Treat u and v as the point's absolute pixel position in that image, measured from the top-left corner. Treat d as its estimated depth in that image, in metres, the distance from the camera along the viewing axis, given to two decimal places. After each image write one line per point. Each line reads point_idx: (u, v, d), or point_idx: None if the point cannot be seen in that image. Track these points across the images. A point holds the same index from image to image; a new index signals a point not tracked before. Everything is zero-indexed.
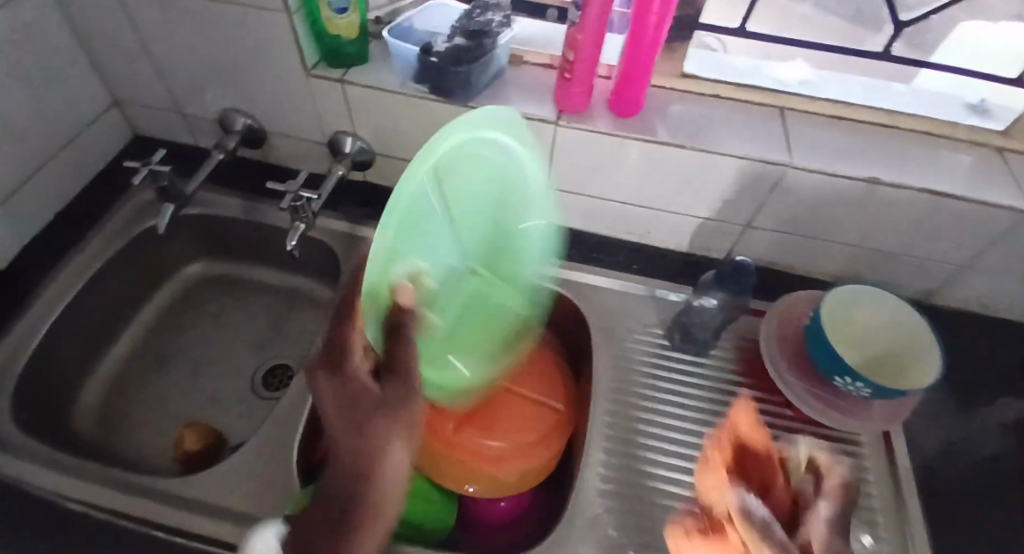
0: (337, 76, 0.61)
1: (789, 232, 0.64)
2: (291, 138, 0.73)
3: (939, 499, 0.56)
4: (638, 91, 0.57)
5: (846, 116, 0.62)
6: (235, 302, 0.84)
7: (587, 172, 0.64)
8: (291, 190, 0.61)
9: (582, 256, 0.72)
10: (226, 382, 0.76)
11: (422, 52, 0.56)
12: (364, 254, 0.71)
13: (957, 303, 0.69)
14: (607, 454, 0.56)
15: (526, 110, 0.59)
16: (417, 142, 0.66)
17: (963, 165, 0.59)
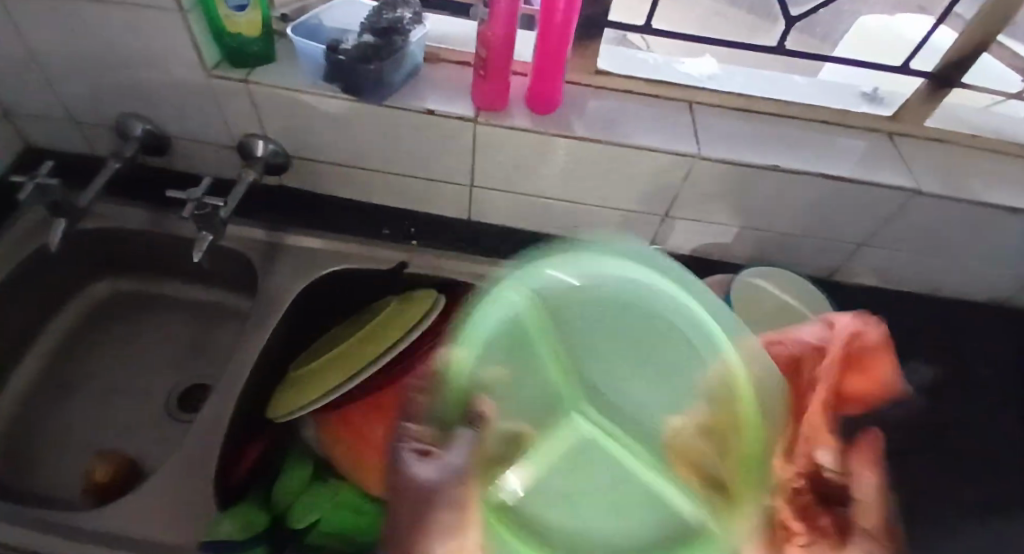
0: (241, 77, 0.58)
1: (704, 220, 0.67)
2: (197, 144, 0.68)
3: None
4: (555, 88, 0.58)
5: (750, 108, 0.65)
6: (149, 321, 0.78)
7: (510, 169, 0.64)
8: (191, 197, 0.57)
9: (511, 252, 0.72)
10: (143, 408, 0.71)
11: (329, 50, 0.54)
12: (287, 262, 0.68)
13: (856, 279, 0.75)
14: None
15: (444, 108, 0.58)
16: (333, 143, 0.64)
17: (851, 150, 0.63)
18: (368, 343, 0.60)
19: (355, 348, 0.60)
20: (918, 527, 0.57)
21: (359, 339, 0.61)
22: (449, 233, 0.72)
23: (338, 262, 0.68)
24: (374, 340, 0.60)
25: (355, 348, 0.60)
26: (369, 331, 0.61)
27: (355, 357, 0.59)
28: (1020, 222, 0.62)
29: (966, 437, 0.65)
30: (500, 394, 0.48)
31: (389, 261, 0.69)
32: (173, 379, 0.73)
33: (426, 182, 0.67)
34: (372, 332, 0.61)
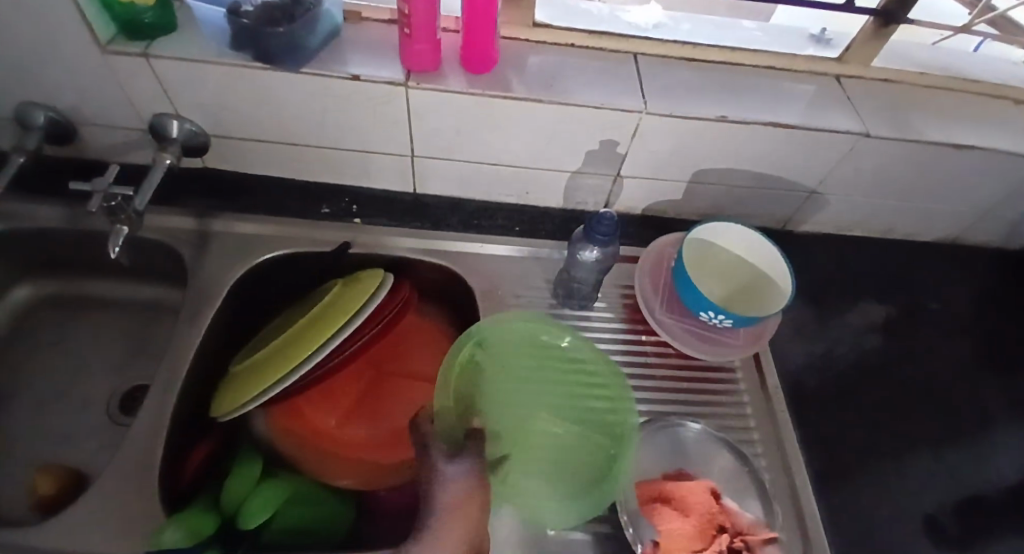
0: (139, 51, 0.52)
1: (656, 177, 0.65)
2: (105, 129, 0.62)
3: (808, 409, 0.61)
4: (488, 46, 0.54)
5: (694, 57, 0.63)
6: (80, 324, 0.73)
7: (449, 135, 0.60)
8: (98, 190, 0.51)
9: (462, 224, 0.69)
10: (83, 415, 0.67)
11: (230, 13, 0.49)
12: (220, 250, 0.63)
13: (811, 228, 0.75)
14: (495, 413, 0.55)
15: (371, 73, 0.54)
16: (254, 118, 0.58)
17: (798, 96, 0.62)
18: (314, 330, 0.56)
19: (300, 337, 0.56)
20: (874, 465, 0.58)
21: (305, 328, 0.57)
22: (392, 208, 0.68)
23: (277, 246, 0.64)
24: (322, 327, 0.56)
25: (303, 337, 0.56)
26: (315, 318, 0.57)
27: (301, 347, 0.54)
28: (963, 159, 0.62)
29: (917, 373, 0.67)
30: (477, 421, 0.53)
31: (332, 242, 0.65)
32: (112, 382, 0.69)
33: (361, 155, 0.63)
34: (319, 317, 0.57)
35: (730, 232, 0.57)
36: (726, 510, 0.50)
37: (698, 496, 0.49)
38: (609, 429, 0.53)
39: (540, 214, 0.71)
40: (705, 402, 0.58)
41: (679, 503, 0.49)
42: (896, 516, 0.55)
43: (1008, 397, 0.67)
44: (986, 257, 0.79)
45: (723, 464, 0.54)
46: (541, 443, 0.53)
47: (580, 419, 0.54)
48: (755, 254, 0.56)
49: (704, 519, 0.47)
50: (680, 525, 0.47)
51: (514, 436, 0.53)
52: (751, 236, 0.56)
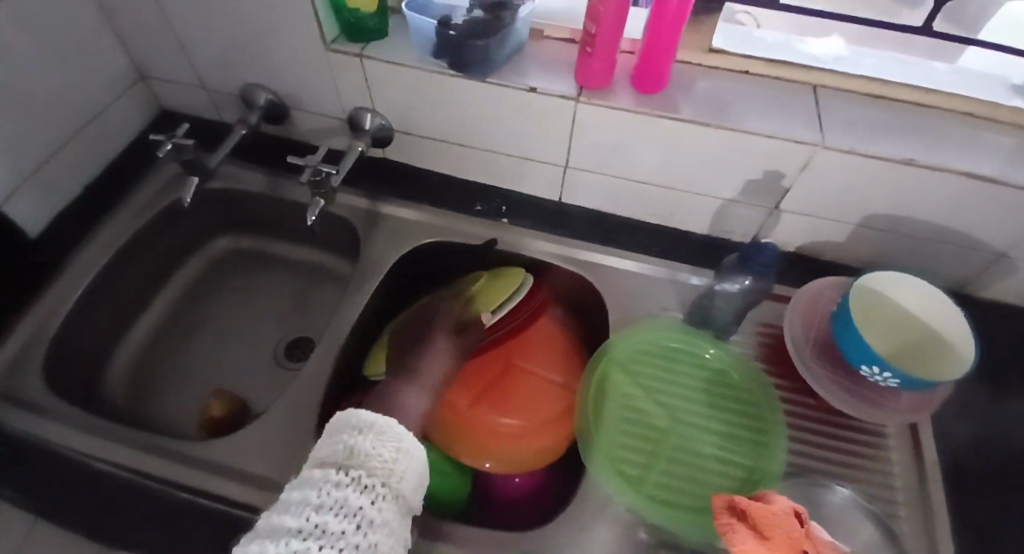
0: (355, 51, 0.61)
1: (819, 215, 0.62)
2: (310, 114, 0.73)
3: (970, 495, 0.54)
4: (663, 66, 0.55)
5: (883, 94, 0.59)
6: (257, 277, 0.85)
7: (608, 150, 0.62)
8: (311, 163, 0.62)
9: (603, 238, 0.71)
10: (250, 353, 0.78)
11: (440, 25, 0.55)
12: (384, 230, 0.71)
13: (997, 295, 0.66)
14: (620, 424, 0.56)
15: (547, 86, 0.57)
16: (435, 117, 0.65)
17: (1001, 147, 0.56)
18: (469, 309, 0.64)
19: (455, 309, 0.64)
20: None
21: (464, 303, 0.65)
22: (537, 212, 0.72)
23: (431, 233, 0.70)
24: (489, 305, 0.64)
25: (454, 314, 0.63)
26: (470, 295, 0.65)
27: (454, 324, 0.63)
28: None
29: None
30: (625, 416, 0.57)
31: (481, 239, 0.70)
32: (275, 330, 0.80)
33: (521, 161, 0.67)
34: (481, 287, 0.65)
35: (925, 290, 0.52)
36: (813, 537, 0.41)
37: (778, 514, 0.41)
38: (751, 440, 0.55)
39: (680, 237, 0.70)
40: (845, 463, 0.54)
41: (756, 523, 0.40)
42: None
43: None
44: None
45: (861, 533, 0.49)
46: (687, 446, 0.55)
47: (724, 427, 0.56)
48: (934, 309, 0.52)
49: (789, 546, 0.39)
50: (755, 547, 0.39)
51: (656, 434, 0.56)
52: (930, 290, 0.52)
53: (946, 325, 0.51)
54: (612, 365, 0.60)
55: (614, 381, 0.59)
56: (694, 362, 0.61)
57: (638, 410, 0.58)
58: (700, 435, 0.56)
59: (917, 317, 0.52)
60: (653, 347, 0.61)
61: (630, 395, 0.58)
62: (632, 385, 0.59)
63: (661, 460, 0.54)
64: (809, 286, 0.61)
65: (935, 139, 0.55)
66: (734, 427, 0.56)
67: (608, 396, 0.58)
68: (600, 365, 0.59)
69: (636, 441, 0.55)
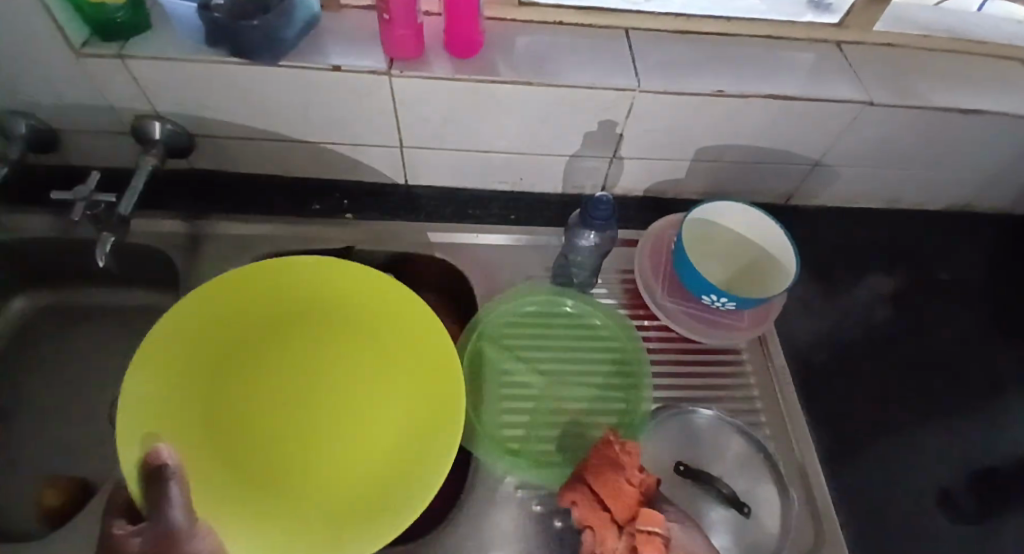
0: (113, 52, 0.50)
1: (656, 155, 0.63)
2: (88, 134, 0.61)
3: (812, 388, 0.62)
4: (473, 28, 0.52)
5: (690, 31, 0.60)
6: (82, 334, 0.72)
7: (438, 124, 0.58)
8: (79, 198, 0.53)
9: (457, 215, 0.68)
10: (86, 423, 0.66)
11: (199, 7, 0.47)
12: (214, 251, 0.63)
13: (817, 201, 0.73)
14: (507, 404, 0.56)
15: (352, 63, 0.51)
16: (237, 114, 0.57)
17: (797, 62, 0.59)
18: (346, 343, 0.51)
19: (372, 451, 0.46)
20: (876, 441, 0.59)
21: (429, 430, 0.46)
22: (386, 200, 0.67)
23: (268, 246, 0.63)
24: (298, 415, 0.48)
25: (390, 372, 0.49)
26: (262, 296, 0.51)
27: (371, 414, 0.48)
28: (966, 123, 0.61)
29: (918, 345, 0.67)
30: (513, 390, 0.57)
31: (331, 241, 0.64)
32: (113, 389, 0.69)
33: (351, 149, 0.62)
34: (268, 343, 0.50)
35: (765, 225, 0.55)
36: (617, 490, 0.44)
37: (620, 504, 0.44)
38: (619, 386, 0.57)
39: (536, 200, 0.69)
40: (713, 386, 0.59)
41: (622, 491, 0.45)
42: (906, 494, 0.57)
43: (1014, 367, 0.67)
44: (996, 223, 0.78)
45: (732, 446, 0.54)
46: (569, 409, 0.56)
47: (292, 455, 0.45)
48: (746, 219, 0.56)
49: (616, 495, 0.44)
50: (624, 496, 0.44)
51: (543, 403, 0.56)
52: (740, 204, 0.55)
53: (761, 233, 0.56)
54: (485, 340, 0.59)
55: (490, 363, 0.58)
56: (565, 320, 0.61)
57: (514, 382, 0.57)
58: (577, 391, 0.57)
59: (729, 234, 0.57)
60: (528, 313, 0.61)
61: (506, 372, 0.57)
62: (508, 363, 0.58)
63: (529, 419, 0.55)
64: (657, 227, 0.64)
65: (739, 65, 0.58)
66: (599, 372, 0.58)
67: (484, 373, 0.57)
68: (471, 339, 0.58)
69: (514, 409, 0.55)
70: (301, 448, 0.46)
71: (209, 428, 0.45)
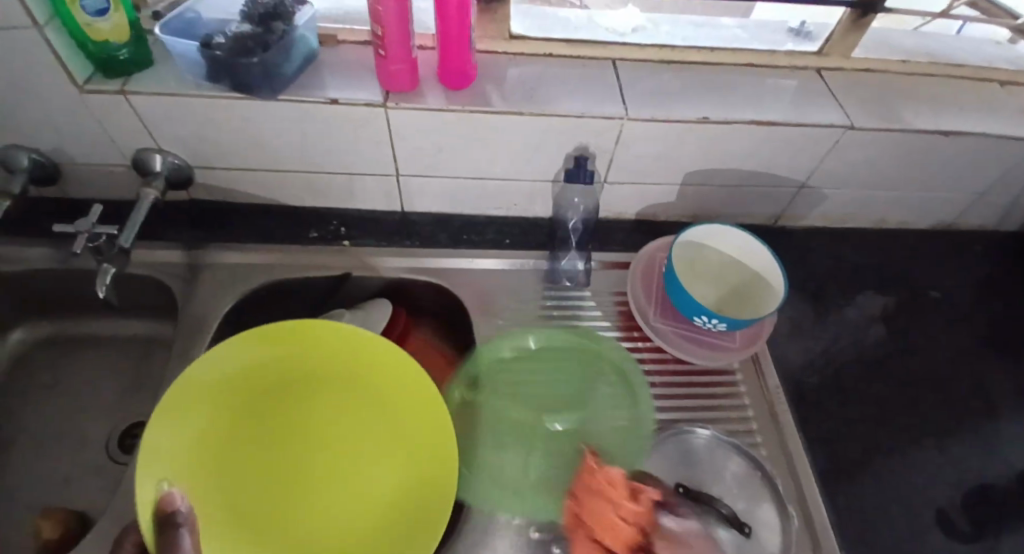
0: (116, 89, 0.52)
1: (646, 179, 0.65)
2: (89, 167, 0.62)
3: (805, 406, 0.62)
4: (466, 61, 0.54)
5: (676, 60, 0.62)
6: (80, 363, 0.72)
7: (433, 153, 0.60)
8: (82, 231, 0.53)
9: (452, 240, 0.69)
10: (81, 452, 0.66)
11: (203, 46, 0.49)
12: (212, 280, 0.63)
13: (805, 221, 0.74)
14: (492, 414, 0.57)
15: (349, 96, 0.53)
16: (237, 146, 0.58)
17: (781, 88, 0.61)
18: (342, 394, 0.52)
19: (382, 493, 0.48)
20: (871, 459, 0.60)
21: (428, 475, 0.48)
22: (382, 226, 0.69)
23: (265, 274, 0.64)
24: (316, 462, 0.50)
25: (389, 417, 0.51)
26: (267, 354, 0.52)
27: (372, 461, 0.50)
28: (947, 145, 0.62)
29: (909, 362, 0.68)
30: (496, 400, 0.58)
31: (328, 269, 0.65)
32: (109, 418, 0.69)
33: (348, 178, 0.63)
34: (279, 393, 0.52)
35: (752, 244, 0.56)
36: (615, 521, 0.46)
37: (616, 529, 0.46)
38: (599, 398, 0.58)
39: (529, 225, 0.71)
40: (707, 407, 0.59)
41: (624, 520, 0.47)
42: (902, 512, 0.57)
43: (1005, 383, 0.68)
44: (981, 240, 0.79)
45: (727, 466, 0.55)
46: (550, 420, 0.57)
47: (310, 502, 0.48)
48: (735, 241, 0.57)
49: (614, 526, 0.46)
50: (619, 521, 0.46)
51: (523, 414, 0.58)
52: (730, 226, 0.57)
53: (749, 254, 0.57)
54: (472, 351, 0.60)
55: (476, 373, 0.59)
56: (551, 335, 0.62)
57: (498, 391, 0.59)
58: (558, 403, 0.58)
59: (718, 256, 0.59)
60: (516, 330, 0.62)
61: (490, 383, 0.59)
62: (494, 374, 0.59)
63: (516, 425, 0.57)
64: (649, 249, 0.66)
65: (724, 92, 0.60)
66: (597, 370, 0.60)
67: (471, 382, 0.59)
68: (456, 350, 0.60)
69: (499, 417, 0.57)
70: (316, 494, 0.49)
71: (229, 481, 0.48)
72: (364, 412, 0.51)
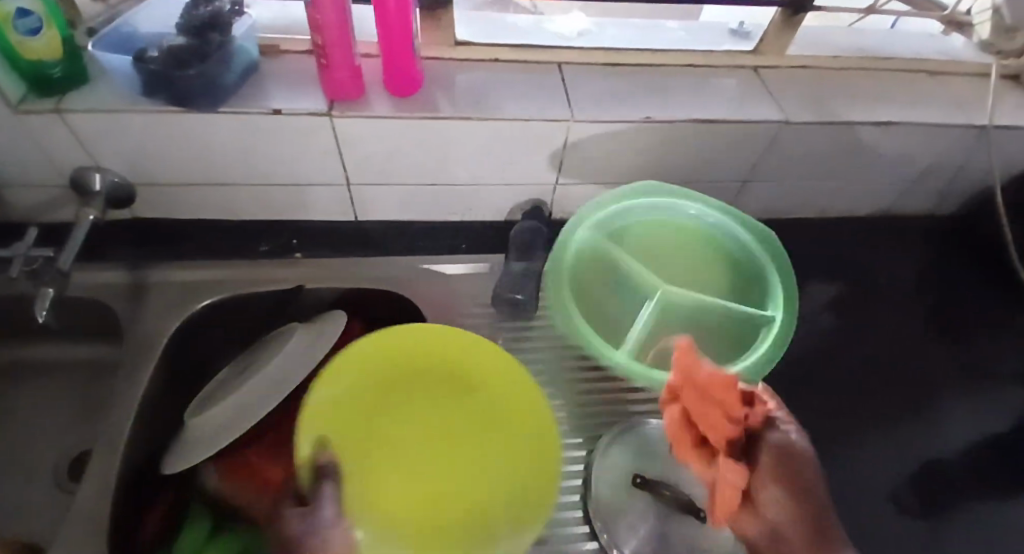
0: (50, 106, 0.50)
1: (598, 179, 0.66)
2: (25, 187, 0.60)
3: None
4: (409, 67, 0.54)
5: (620, 62, 0.64)
6: (24, 390, 0.69)
7: (382, 160, 0.60)
8: (19, 253, 0.53)
9: (409, 247, 0.69)
10: (26, 483, 0.63)
11: (135, 60, 0.48)
12: (160, 298, 0.62)
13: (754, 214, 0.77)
14: None
15: (292, 106, 0.52)
16: (180, 160, 0.57)
17: (720, 87, 0.63)
18: (418, 397, 0.51)
19: (511, 475, 0.47)
20: (822, 440, 0.62)
21: (531, 456, 0.47)
22: (337, 236, 0.68)
23: (216, 290, 0.63)
24: (464, 458, 0.48)
25: (484, 412, 0.50)
26: (373, 361, 0.51)
27: (487, 453, 0.48)
28: (879, 135, 0.65)
29: (856, 345, 0.71)
30: None
31: (282, 282, 0.64)
32: (56, 446, 0.66)
33: (298, 189, 0.62)
34: (389, 398, 0.50)
35: None
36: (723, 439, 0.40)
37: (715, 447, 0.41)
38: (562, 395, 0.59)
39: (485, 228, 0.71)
40: None
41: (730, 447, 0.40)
42: (854, 489, 0.59)
43: (945, 360, 0.71)
44: (919, 226, 0.83)
45: None
46: None
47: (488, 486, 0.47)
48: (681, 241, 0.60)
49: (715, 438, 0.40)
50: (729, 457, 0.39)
51: None
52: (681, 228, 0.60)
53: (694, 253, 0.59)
54: None
55: None
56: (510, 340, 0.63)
57: None
58: None
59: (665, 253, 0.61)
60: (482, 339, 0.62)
61: None
62: None
63: None
64: None
65: (666, 92, 0.62)
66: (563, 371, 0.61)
67: None
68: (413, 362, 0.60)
69: None
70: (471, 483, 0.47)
71: (414, 476, 0.46)
72: (456, 413, 0.50)
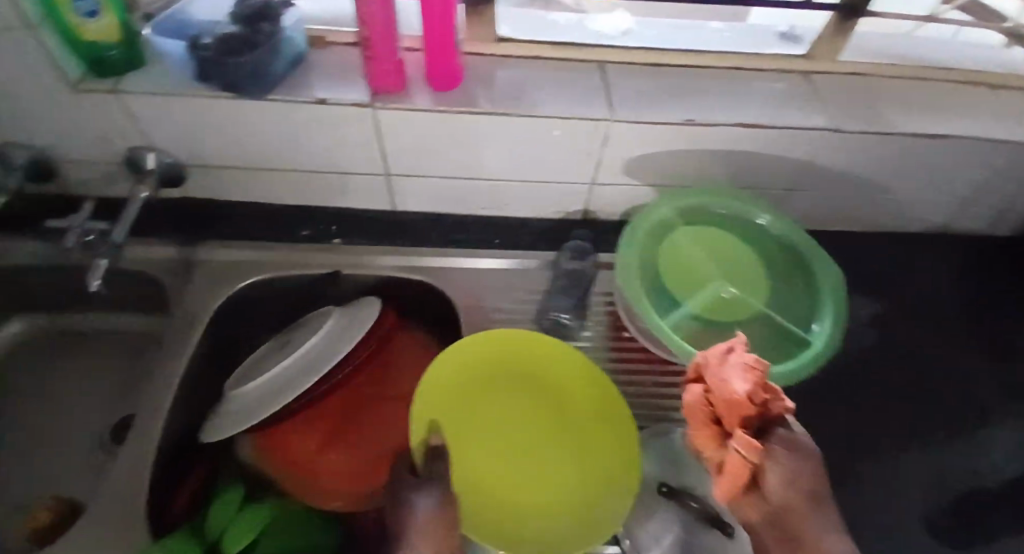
0: (108, 87, 0.53)
1: (633, 180, 0.65)
2: (84, 164, 0.63)
3: None
4: (451, 60, 0.54)
5: (663, 63, 0.63)
6: (76, 356, 0.74)
7: (420, 152, 0.60)
8: (76, 226, 0.57)
9: (442, 239, 0.70)
10: (73, 444, 0.67)
11: (190, 47, 0.51)
12: (205, 277, 0.65)
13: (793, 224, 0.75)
14: None
15: (337, 96, 0.54)
16: (228, 144, 0.59)
17: (766, 92, 0.62)
18: (498, 398, 0.54)
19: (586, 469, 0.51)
20: (854, 459, 0.60)
21: (607, 453, 0.51)
22: (374, 225, 0.70)
23: (257, 271, 0.65)
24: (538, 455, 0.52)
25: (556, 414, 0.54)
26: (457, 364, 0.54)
27: (559, 450, 0.52)
28: (933, 147, 0.62)
29: (895, 365, 0.68)
30: None
31: (319, 267, 0.66)
32: (103, 410, 0.70)
33: (338, 177, 0.64)
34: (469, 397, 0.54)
35: None
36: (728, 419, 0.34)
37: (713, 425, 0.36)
38: None
39: (517, 225, 0.71)
40: None
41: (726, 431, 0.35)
42: (887, 512, 0.57)
43: (993, 385, 0.68)
44: (972, 245, 0.79)
45: None
46: None
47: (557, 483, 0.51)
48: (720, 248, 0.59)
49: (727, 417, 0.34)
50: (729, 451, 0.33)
51: None
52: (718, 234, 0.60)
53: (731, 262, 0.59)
54: None
55: None
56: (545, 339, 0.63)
57: None
58: None
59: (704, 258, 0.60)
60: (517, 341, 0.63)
61: None
62: None
63: None
64: None
65: (709, 95, 0.60)
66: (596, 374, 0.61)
67: None
68: None
69: None
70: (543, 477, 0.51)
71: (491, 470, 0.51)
72: (532, 413, 0.54)
